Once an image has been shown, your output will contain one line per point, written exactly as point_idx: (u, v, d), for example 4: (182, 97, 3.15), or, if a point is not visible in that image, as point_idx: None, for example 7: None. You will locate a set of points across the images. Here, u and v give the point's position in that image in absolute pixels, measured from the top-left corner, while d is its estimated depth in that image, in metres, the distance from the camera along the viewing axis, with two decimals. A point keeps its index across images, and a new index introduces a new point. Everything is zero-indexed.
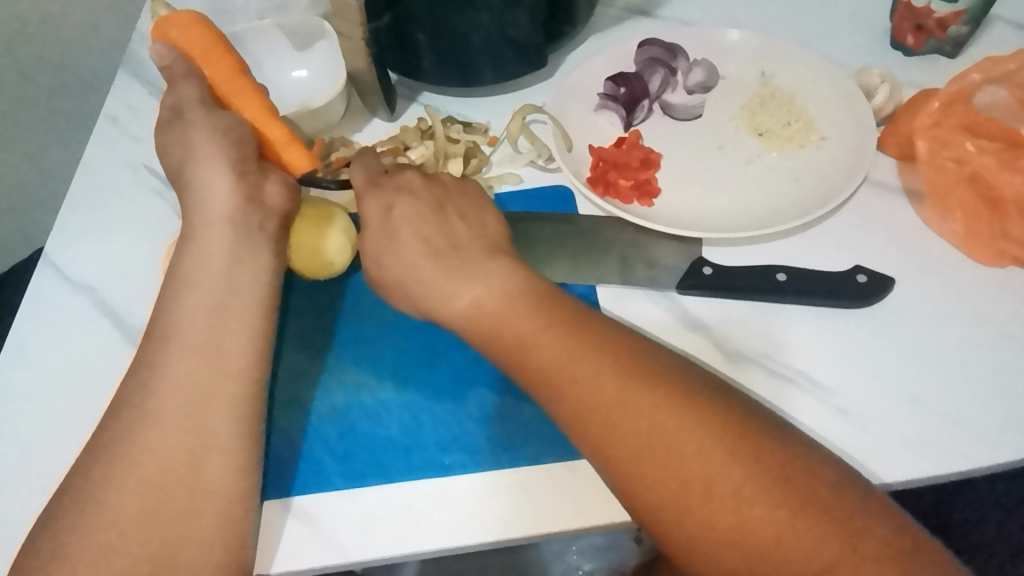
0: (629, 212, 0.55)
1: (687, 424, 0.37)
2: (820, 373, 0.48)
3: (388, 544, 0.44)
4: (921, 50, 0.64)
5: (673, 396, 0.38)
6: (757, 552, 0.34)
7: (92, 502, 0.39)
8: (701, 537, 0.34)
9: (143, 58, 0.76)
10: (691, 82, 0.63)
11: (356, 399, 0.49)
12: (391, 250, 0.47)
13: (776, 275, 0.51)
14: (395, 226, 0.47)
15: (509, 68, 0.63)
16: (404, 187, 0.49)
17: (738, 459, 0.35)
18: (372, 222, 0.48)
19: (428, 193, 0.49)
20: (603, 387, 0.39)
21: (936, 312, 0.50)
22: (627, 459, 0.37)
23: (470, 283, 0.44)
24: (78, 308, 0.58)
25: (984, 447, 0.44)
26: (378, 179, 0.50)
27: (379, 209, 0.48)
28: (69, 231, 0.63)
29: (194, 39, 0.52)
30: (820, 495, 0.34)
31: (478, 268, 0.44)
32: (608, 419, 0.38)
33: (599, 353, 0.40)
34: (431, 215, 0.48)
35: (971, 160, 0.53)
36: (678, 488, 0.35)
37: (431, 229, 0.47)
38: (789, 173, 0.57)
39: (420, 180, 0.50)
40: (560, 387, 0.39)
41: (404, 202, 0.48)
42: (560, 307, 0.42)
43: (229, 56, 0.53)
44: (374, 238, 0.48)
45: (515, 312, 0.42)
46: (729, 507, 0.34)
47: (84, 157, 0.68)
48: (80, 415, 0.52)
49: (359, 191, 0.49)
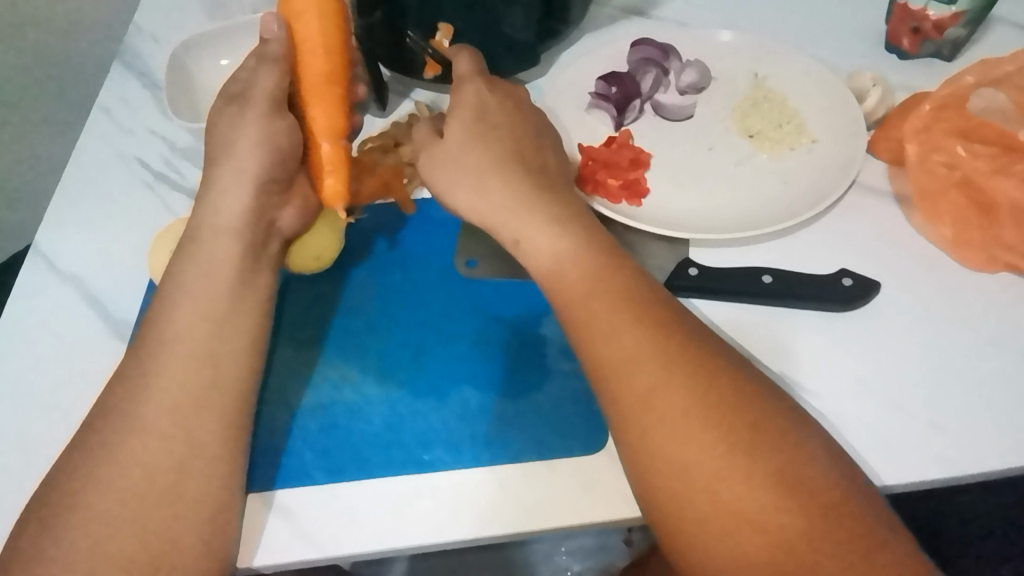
0: (618, 211, 0.55)
1: (720, 402, 0.37)
2: (805, 375, 0.48)
3: (363, 540, 0.44)
4: (916, 53, 0.64)
5: (702, 367, 0.38)
6: (747, 531, 0.34)
7: (76, 499, 0.39)
8: (693, 505, 0.35)
9: (139, 51, 0.76)
10: (684, 83, 0.63)
11: (338, 394, 0.49)
12: (476, 142, 0.48)
13: (761, 277, 0.51)
14: (493, 121, 0.49)
15: (501, 65, 0.63)
16: (513, 96, 0.51)
17: (746, 442, 0.36)
18: (468, 103, 0.50)
19: (531, 115, 0.51)
20: (639, 342, 0.39)
21: (925, 317, 0.50)
22: (655, 421, 0.37)
23: (529, 206, 0.45)
24: (66, 302, 0.58)
25: (968, 454, 0.44)
26: (490, 77, 0.52)
27: (479, 99, 0.50)
28: (60, 224, 0.63)
29: (309, 29, 0.51)
30: (828, 496, 0.34)
31: (547, 195, 0.46)
32: (646, 379, 0.38)
33: (646, 317, 0.40)
34: (528, 130, 0.50)
35: (963, 165, 0.53)
36: (686, 453, 0.36)
37: (526, 145, 0.49)
38: (778, 175, 0.57)
39: (529, 100, 0.52)
40: (602, 340, 0.40)
41: (510, 107, 0.50)
42: (612, 271, 0.43)
43: (328, 57, 0.52)
44: (462, 124, 0.49)
45: (572, 260, 0.43)
46: (728, 482, 0.35)
47: (78, 151, 0.68)
48: (65, 410, 0.52)
49: (464, 74, 0.51)
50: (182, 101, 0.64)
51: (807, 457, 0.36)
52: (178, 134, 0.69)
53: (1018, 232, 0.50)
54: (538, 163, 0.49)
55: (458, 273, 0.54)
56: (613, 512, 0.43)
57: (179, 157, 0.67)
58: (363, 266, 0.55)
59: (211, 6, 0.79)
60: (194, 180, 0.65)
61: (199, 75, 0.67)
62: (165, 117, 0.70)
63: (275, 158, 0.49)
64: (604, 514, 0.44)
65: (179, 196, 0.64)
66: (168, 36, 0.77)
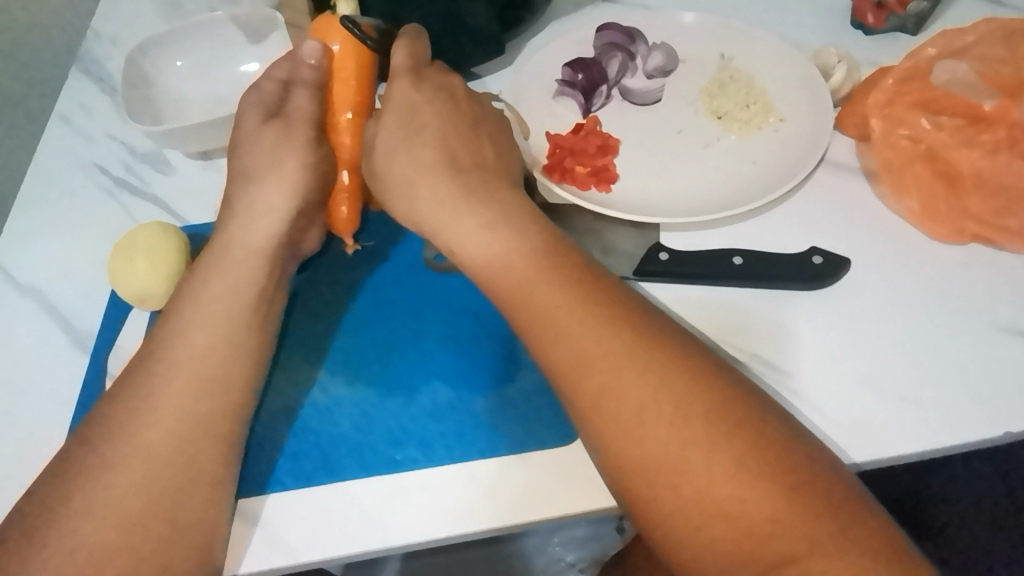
0: (587, 199, 0.55)
1: (681, 389, 0.36)
2: (775, 356, 0.47)
3: (340, 542, 0.43)
4: (882, 28, 0.63)
5: (663, 359, 0.37)
6: (731, 526, 0.33)
7: (35, 518, 0.37)
8: (669, 497, 0.34)
9: (96, 57, 0.74)
10: (651, 67, 0.62)
11: (307, 397, 0.48)
12: (407, 145, 0.49)
13: (732, 258, 0.51)
14: (420, 121, 0.49)
15: (466, 58, 0.62)
16: (443, 89, 0.51)
17: (719, 431, 0.35)
18: (396, 107, 0.50)
19: (467, 109, 0.51)
20: (597, 340, 0.38)
21: (895, 292, 0.49)
22: (621, 416, 0.36)
23: (475, 210, 0.45)
24: (27, 317, 0.57)
25: (943, 427, 0.44)
26: (421, 70, 0.51)
27: (409, 99, 0.50)
28: (20, 237, 0.61)
29: (345, 63, 0.53)
30: (796, 473, 0.34)
31: (489, 195, 0.46)
32: (606, 372, 0.37)
33: (602, 308, 0.39)
34: (463, 126, 0.50)
35: (926, 138, 0.53)
36: (657, 448, 0.35)
37: (458, 143, 0.49)
38: (746, 156, 0.56)
39: (463, 91, 0.52)
40: (559, 335, 0.39)
41: (438, 103, 0.50)
42: (571, 262, 0.42)
43: (359, 91, 0.54)
44: (390, 128, 0.50)
45: (519, 259, 0.42)
46: (705, 477, 0.34)
47: (35, 162, 0.66)
48: (29, 426, 0.51)
49: (394, 73, 0.51)
50: (138, 103, 0.62)
51: (780, 438, 0.35)
52: (139, 139, 0.67)
53: (984, 202, 0.50)
54: (473, 158, 0.48)
55: (426, 267, 0.53)
56: (590, 502, 0.43)
57: (140, 163, 0.65)
58: (330, 266, 0.54)
59: (168, 8, 0.77)
60: (156, 185, 0.63)
61: (156, 78, 0.65)
62: (125, 122, 0.69)
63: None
64: (583, 506, 0.43)
65: (142, 203, 0.63)
66: (125, 40, 0.75)
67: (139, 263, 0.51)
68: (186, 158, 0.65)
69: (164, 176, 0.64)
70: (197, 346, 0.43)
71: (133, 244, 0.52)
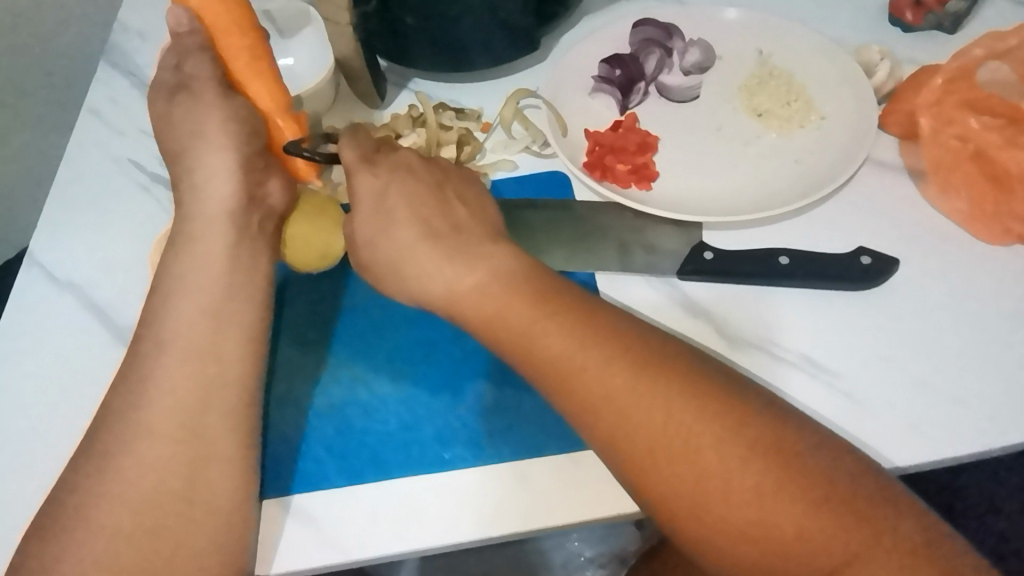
0: (628, 197, 0.54)
1: (703, 422, 0.35)
2: (822, 356, 0.47)
3: (389, 543, 0.43)
4: (920, 26, 0.62)
5: (684, 391, 0.36)
6: (780, 548, 0.33)
7: (89, 511, 0.38)
8: (712, 530, 0.34)
9: (125, 50, 0.74)
10: (688, 64, 0.62)
11: (352, 395, 0.48)
12: (387, 232, 0.44)
13: (779, 258, 0.50)
14: (390, 206, 0.45)
15: (503, 53, 0.62)
16: (401, 167, 0.46)
17: (756, 452, 0.34)
18: (364, 201, 0.45)
19: (427, 173, 0.47)
20: (612, 380, 0.37)
21: (940, 292, 0.49)
22: (651, 454, 0.35)
23: (467, 274, 0.42)
24: (66, 312, 0.57)
25: (995, 430, 0.43)
26: (373, 157, 0.47)
27: (374, 189, 0.45)
28: (55, 233, 0.61)
29: (217, 13, 0.47)
30: (838, 488, 0.33)
31: (473, 258, 0.42)
32: (619, 418, 0.37)
33: (606, 343, 0.38)
34: (428, 195, 0.45)
35: (974, 137, 0.53)
36: (693, 481, 0.34)
37: (430, 210, 0.45)
38: (789, 154, 0.56)
39: (416, 158, 0.48)
40: (569, 379, 0.38)
41: (399, 179, 0.46)
42: (565, 296, 0.41)
43: (249, 36, 0.49)
44: (365, 219, 0.45)
45: (514, 301, 0.40)
46: (749, 502, 0.33)
47: (67, 156, 0.66)
48: (71, 421, 0.51)
49: (350, 168, 0.46)
50: None
51: (832, 444, 0.35)
52: None
53: None
54: (449, 227, 0.44)
55: None
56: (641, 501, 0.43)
57: None
58: None
59: None
60: None
61: None
62: None
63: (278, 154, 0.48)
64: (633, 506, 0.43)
65: None
66: (154, 33, 0.75)
67: None
68: None
69: None
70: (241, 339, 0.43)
71: None
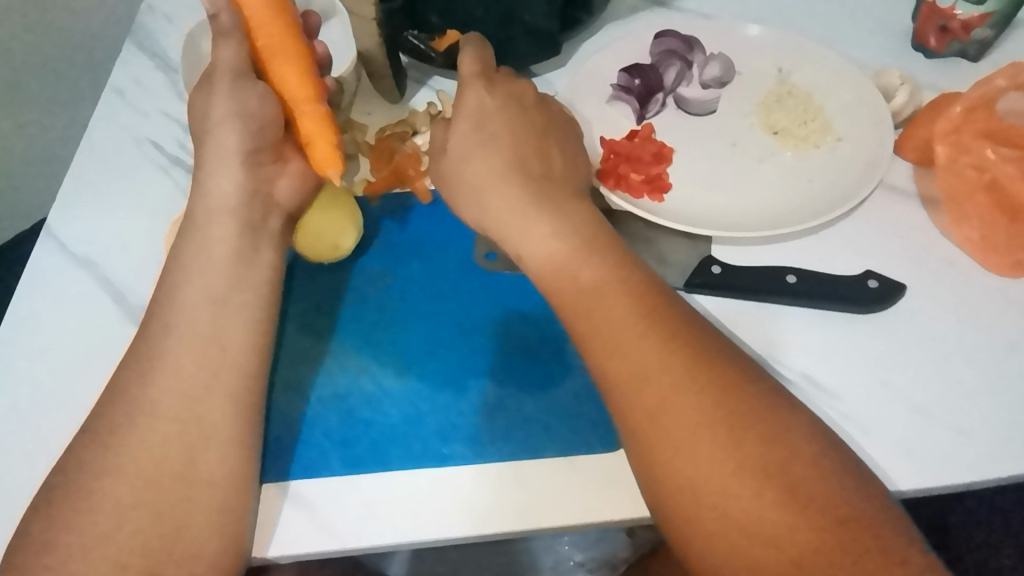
0: (640, 207, 0.54)
1: (742, 420, 0.37)
2: (824, 377, 0.47)
3: (385, 533, 0.43)
4: (943, 52, 0.63)
5: (732, 387, 0.39)
6: (794, 556, 0.34)
7: (101, 487, 0.39)
8: (729, 521, 0.35)
9: (152, 32, 0.74)
10: (708, 77, 0.62)
11: (356, 384, 0.49)
12: (480, 151, 0.49)
13: (785, 276, 0.51)
14: (491, 129, 0.49)
15: (525, 55, 0.62)
16: (513, 98, 0.51)
17: (786, 461, 0.36)
18: (468, 113, 0.50)
19: (535, 114, 0.52)
20: (663, 360, 0.40)
21: (946, 321, 0.49)
22: (686, 436, 0.37)
23: (543, 221, 0.46)
24: (79, 286, 0.58)
25: (992, 462, 0.43)
26: (492, 78, 0.52)
27: (480, 110, 0.50)
28: (73, 208, 0.62)
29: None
30: (842, 508, 0.35)
31: (553, 207, 0.47)
32: (664, 396, 0.39)
33: (661, 327, 0.41)
34: (533, 132, 0.50)
35: (991, 168, 0.52)
36: (725, 469, 0.36)
37: (530, 147, 0.49)
38: (803, 173, 0.56)
39: (532, 96, 0.52)
40: (621, 350, 0.41)
41: (511, 111, 0.50)
42: (633, 276, 0.44)
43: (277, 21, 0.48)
44: (464, 134, 0.49)
45: (588, 268, 0.44)
46: (771, 504, 0.35)
47: (89, 134, 0.67)
48: (79, 395, 0.52)
49: (465, 80, 0.51)
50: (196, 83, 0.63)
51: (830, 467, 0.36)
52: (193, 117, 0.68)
53: None
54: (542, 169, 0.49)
55: (477, 264, 0.54)
56: (631, 509, 0.43)
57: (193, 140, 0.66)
58: (381, 257, 0.55)
59: None
60: None
61: None
62: (180, 100, 0.69)
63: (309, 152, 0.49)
64: (624, 513, 0.43)
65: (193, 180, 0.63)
66: (182, 17, 0.75)
67: None
68: None
69: None
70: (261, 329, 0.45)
71: None
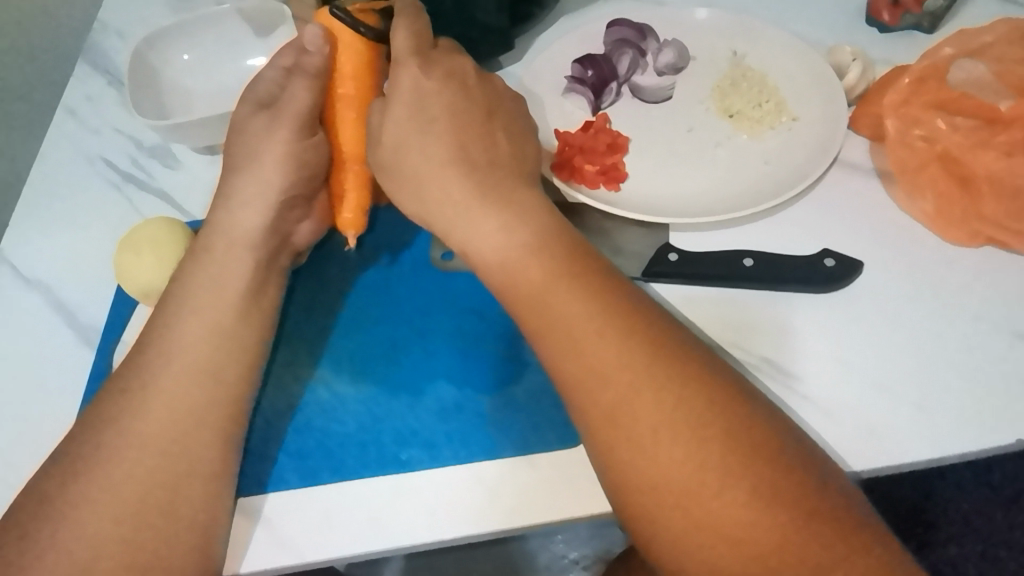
0: (595, 198, 0.54)
1: (704, 412, 0.36)
2: (783, 359, 0.47)
3: (345, 545, 0.43)
4: (898, 25, 0.62)
5: (693, 378, 0.38)
6: (757, 553, 0.33)
7: (48, 516, 0.37)
8: (690, 519, 0.34)
9: (103, 49, 0.73)
10: (661, 64, 0.61)
11: (311, 394, 0.48)
12: (431, 136, 0.45)
13: (743, 260, 0.50)
14: (431, 113, 0.46)
15: (476, 52, 0.61)
16: (454, 77, 0.47)
17: (753, 455, 0.35)
18: (404, 95, 0.46)
19: (478, 95, 0.48)
20: (619, 352, 0.38)
21: (907, 295, 0.49)
22: (647, 430, 0.36)
23: (498, 210, 0.43)
24: (33, 311, 0.57)
25: (953, 435, 0.43)
26: (427, 54, 0.47)
27: (415, 92, 0.46)
28: (26, 232, 0.61)
29: (345, 56, 0.49)
30: (805, 502, 0.34)
31: (507, 195, 0.44)
32: (622, 389, 0.37)
33: (619, 319, 0.39)
34: (478, 119, 0.47)
35: (942, 139, 0.52)
36: (687, 465, 0.35)
37: (473, 134, 0.46)
38: (759, 155, 0.56)
39: (472, 72, 0.48)
40: (576, 342, 0.39)
41: (455, 87, 0.47)
42: (589, 263, 0.42)
43: (364, 85, 0.50)
44: (408, 114, 0.46)
45: (542, 258, 0.42)
46: (736, 500, 0.34)
47: (40, 156, 0.66)
48: (33, 424, 0.50)
49: (405, 52, 0.46)
50: (145, 96, 0.60)
51: (791, 455, 0.36)
52: (145, 132, 0.66)
53: (998, 206, 0.50)
54: (494, 150, 0.46)
55: (432, 265, 0.53)
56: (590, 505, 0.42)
57: (146, 156, 0.65)
58: (336, 263, 0.54)
59: None
60: (163, 180, 0.63)
61: (161, 69, 0.63)
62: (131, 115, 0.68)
63: (255, 160, 0.48)
64: (585, 509, 0.43)
65: (147, 196, 0.62)
66: (133, 31, 0.74)
67: (145, 258, 0.51)
68: (192, 153, 0.64)
69: (170, 170, 0.63)
70: (212, 344, 0.44)
71: (139, 240, 0.52)
